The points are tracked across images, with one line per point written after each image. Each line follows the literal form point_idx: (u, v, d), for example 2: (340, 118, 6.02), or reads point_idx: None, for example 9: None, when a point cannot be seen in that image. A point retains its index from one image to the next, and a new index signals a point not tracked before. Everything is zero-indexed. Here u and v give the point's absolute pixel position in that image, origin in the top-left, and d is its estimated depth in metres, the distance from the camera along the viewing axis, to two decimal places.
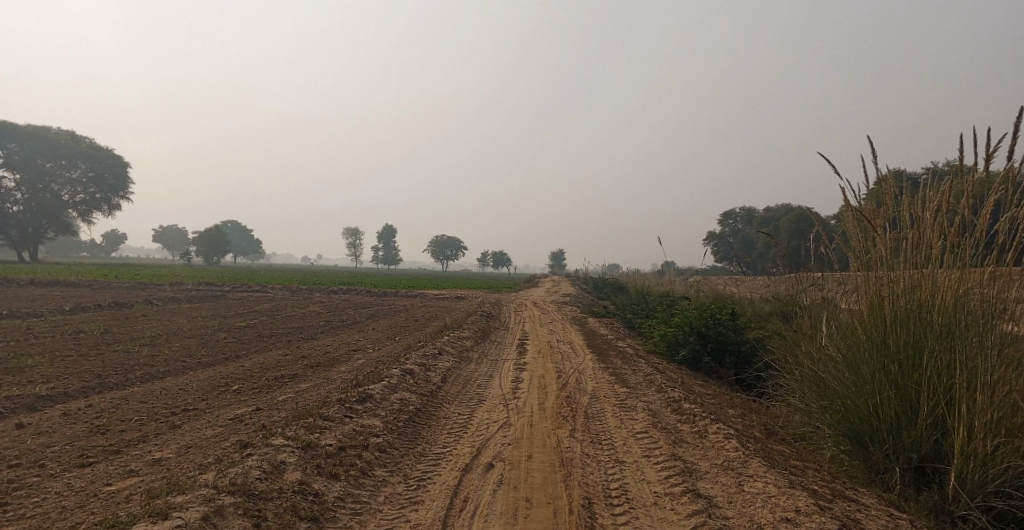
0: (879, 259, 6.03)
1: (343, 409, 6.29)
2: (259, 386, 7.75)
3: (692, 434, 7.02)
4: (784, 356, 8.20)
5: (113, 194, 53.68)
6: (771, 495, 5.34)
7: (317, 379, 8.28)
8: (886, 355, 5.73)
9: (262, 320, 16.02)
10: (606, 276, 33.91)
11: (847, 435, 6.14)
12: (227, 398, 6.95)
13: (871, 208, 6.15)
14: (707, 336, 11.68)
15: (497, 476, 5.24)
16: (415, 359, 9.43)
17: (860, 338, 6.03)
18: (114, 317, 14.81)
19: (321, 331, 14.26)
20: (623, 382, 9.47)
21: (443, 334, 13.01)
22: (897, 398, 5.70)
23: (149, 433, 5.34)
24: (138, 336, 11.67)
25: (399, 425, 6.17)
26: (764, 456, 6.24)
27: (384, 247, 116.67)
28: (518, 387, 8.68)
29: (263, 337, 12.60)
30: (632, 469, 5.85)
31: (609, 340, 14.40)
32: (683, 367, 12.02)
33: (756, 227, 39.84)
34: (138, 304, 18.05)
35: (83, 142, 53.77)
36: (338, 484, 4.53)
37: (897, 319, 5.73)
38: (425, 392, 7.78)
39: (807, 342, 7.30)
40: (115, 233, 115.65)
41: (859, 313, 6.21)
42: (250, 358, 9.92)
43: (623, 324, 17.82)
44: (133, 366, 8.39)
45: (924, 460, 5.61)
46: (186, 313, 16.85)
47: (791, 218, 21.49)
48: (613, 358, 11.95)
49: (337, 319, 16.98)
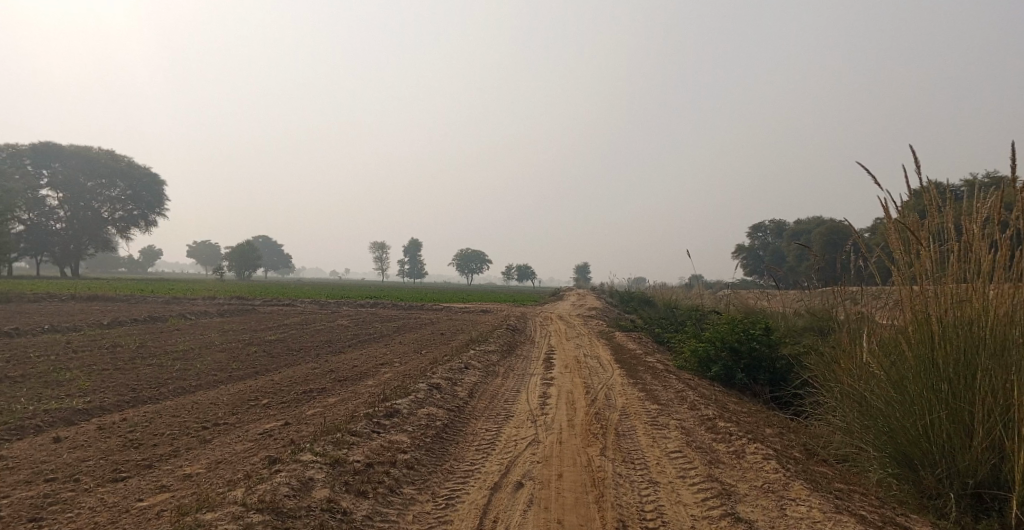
0: (923, 273, 5.80)
1: (370, 424, 6.24)
2: (288, 400, 7.76)
3: (728, 453, 6.81)
4: (822, 373, 7.94)
5: (149, 211, 55.05)
6: (816, 521, 5.13)
7: (344, 393, 8.27)
8: (935, 374, 5.48)
9: (291, 334, 16.15)
10: (634, 289, 33.58)
11: (895, 458, 5.89)
12: (256, 412, 6.96)
13: (912, 219, 5.93)
14: (739, 351, 11.41)
15: (528, 496, 5.12)
16: (442, 373, 9.37)
17: (906, 355, 5.78)
18: (148, 331, 15.06)
19: (349, 345, 14.32)
20: (654, 399, 9.28)
21: (470, 348, 12.94)
22: (948, 420, 5.44)
23: (180, 448, 5.35)
24: (170, 350, 11.83)
25: (427, 441, 6.10)
26: (805, 478, 6.01)
27: (411, 261, 117.54)
28: (546, 402, 8.56)
29: (292, 351, 12.69)
30: (667, 490, 5.68)
31: (638, 355, 14.19)
32: (715, 383, 11.75)
33: (786, 239, 39.13)
34: (171, 319, 18.37)
35: (121, 160, 55.32)
36: (366, 502, 4.46)
37: (945, 336, 5.48)
38: (453, 407, 7.70)
39: (847, 358, 7.06)
40: (151, 248, 118.54)
41: (903, 330, 5.98)
42: (279, 372, 9.97)
43: (651, 339, 17.56)
44: (166, 380, 8.48)
45: (980, 486, 5.34)
46: (217, 327, 17.07)
47: (823, 230, 21.04)
48: (643, 373, 11.74)
49: (364, 333, 17.05)
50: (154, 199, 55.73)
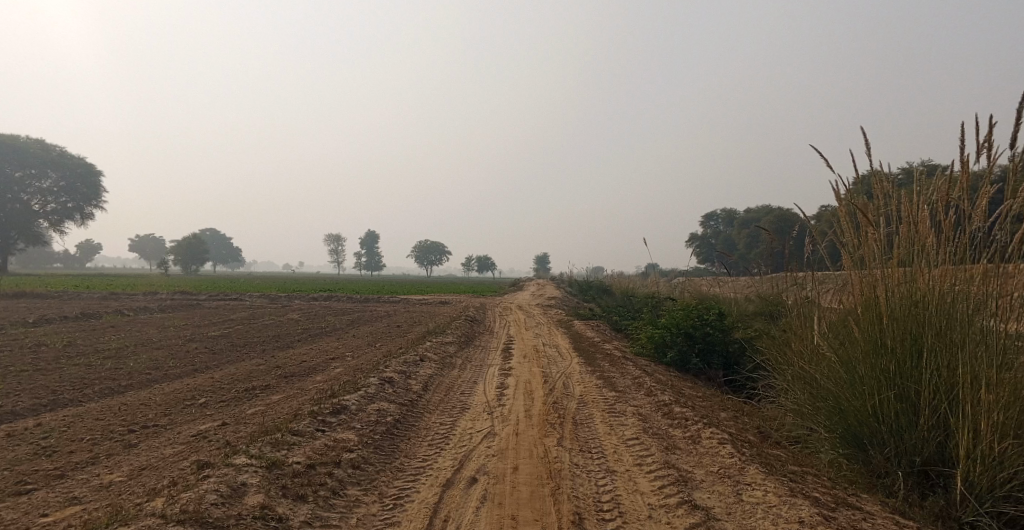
0: (874, 255, 5.78)
1: (315, 423, 5.88)
2: (227, 399, 7.31)
3: (684, 439, 6.71)
4: (775, 355, 7.93)
5: (86, 203, 52.44)
6: (773, 505, 5.04)
7: (290, 390, 7.86)
8: (883, 355, 5.47)
9: (237, 329, 15.49)
10: (591, 278, 33.70)
11: (845, 438, 5.87)
12: (191, 413, 6.51)
13: (863, 201, 5.91)
14: (694, 337, 11.42)
15: (481, 492, 4.88)
16: (394, 366, 9.03)
17: (855, 336, 5.76)
18: (82, 329, 14.22)
19: (298, 339, 13.79)
20: (611, 386, 9.16)
21: (425, 340, 12.60)
22: (898, 399, 5.43)
23: (100, 454, 4.91)
24: (104, 348, 11.14)
25: (376, 438, 5.78)
26: (761, 462, 5.94)
27: (366, 254, 115.73)
28: (503, 393, 8.33)
29: (237, 347, 12.10)
30: (624, 479, 5.52)
31: (595, 343, 14.10)
32: (671, 369, 11.73)
33: (737, 228, 39.86)
34: (107, 316, 17.41)
35: (53, 150, 52.46)
36: (305, 506, 4.14)
37: (894, 316, 5.46)
38: (404, 401, 7.39)
39: (800, 341, 7.04)
40: (90, 244, 113.46)
41: (854, 312, 5.96)
42: (220, 370, 9.44)
43: (609, 327, 17.54)
44: (94, 381, 7.91)
45: (927, 463, 5.35)
46: (159, 323, 16.25)
47: (773, 218, 21.41)
48: (600, 361, 11.63)
49: (316, 327, 16.49)
50: (92, 191, 53.13)
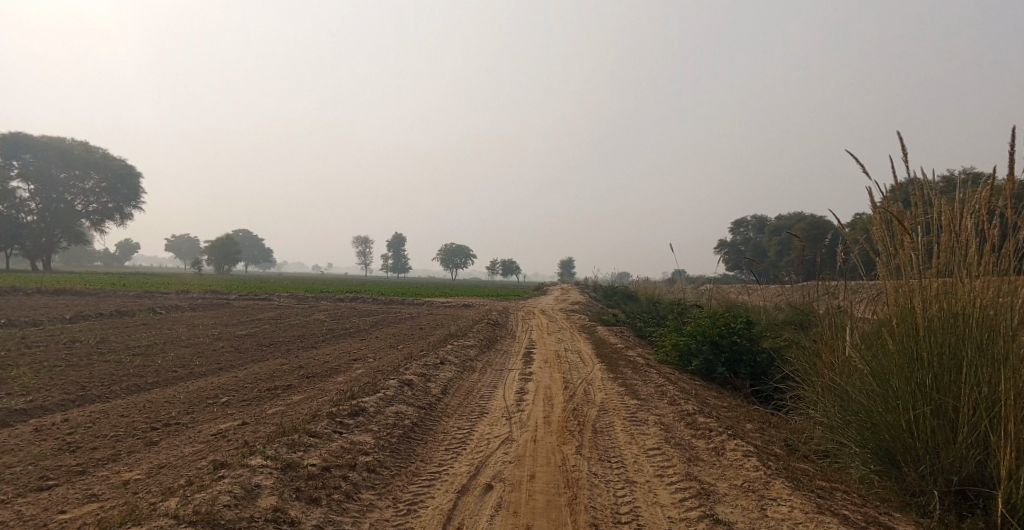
0: (909, 265, 5.57)
1: (333, 425, 5.88)
2: (249, 398, 7.38)
3: (707, 451, 6.55)
4: (803, 366, 7.72)
5: (124, 203, 53.81)
6: (798, 522, 4.88)
7: (311, 391, 7.90)
8: (918, 369, 5.26)
9: (264, 329, 15.68)
10: (617, 283, 33.41)
11: (877, 454, 5.67)
12: (213, 412, 6.58)
13: (898, 209, 5.71)
14: (720, 345, 11.20)
15: (496, 500, 4.81)
16: (415, 369, 9.02)
17: (889, 349, 5.56)
18: (114, 325, 14.54)
19: (322, 340, 13.89)
20: (633, 394, 9.03)
21: (448, 343, 12.59)
22: (933, 415, 5.22)
23: (121, 451, 4.96)
24: (133, 345, 11.36)
25: (393, 442, 5.76)
26: (787, 476, 5.77)
27: (394, 256, 116.68)
28: (523, 398, 8.27)
29: (261, 347, 12.23)
30: (644, 491, 5.41)
31: (618, 349, 13.94)
32: (696, 377, 11.52)
33: (767, 234, 39.21)
34: (138, 313, 17.78)
35: (94, 151, 53.98)
36: (318, 510, 4.13)
37: (930, 329, 5.26)
38: (424, 404, 7.36)
39: (830, 352, 6.83)
40: (126, 243, 116.47)
41: (888, 323, 5.75)
42: (244, 368, 9.54)
43: (633, 333, 17.33)
44: (121, 377, 8.06)
45: (965, 483, 5.13)
46: (188, 321, 16.54)
47: (804, 225, 20.94)
48: (624, 368, 11.47)
49: (340, 328, 16.61)
50: (129, 191, 54.52)
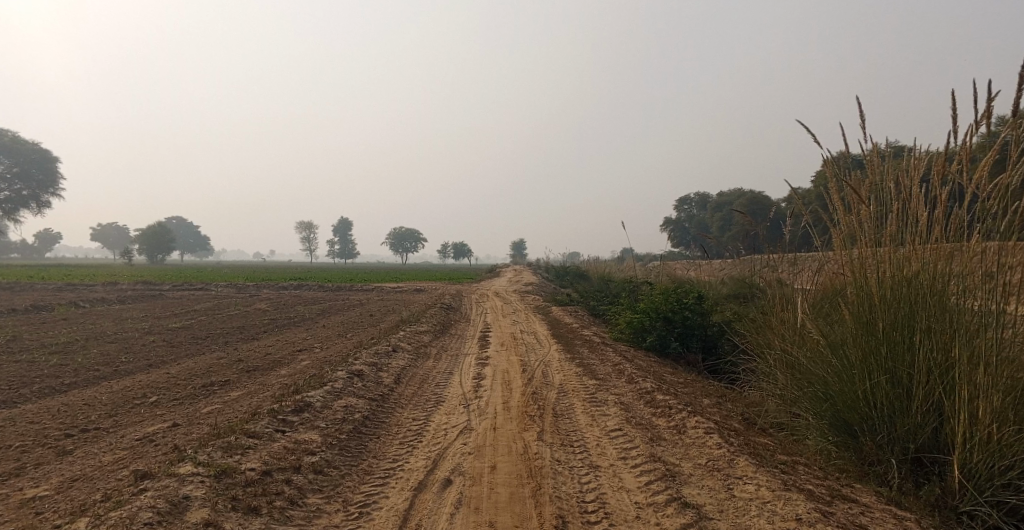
0: (864, 232, 5.40)
1: (274, 423, 5.41)
2: (181, 396, 6.80)
3: (669, 429, 6.36)
4: (756, 339, 7.60)
5: (44, 191, 50.45)
6: (766, 501, 4.74)
7: (251, 386, 7.36)
8: (875, 337, 5.14)
9: (200, 320, 14.83)
10: (568, 263, 33.30)
11: (835, 425, 5.53)
12: (140, 413, 6.02)
13: (854, 176, 5.54)
14: (673, 320, 11.11)
15: (456, 496, 4.48)
16: (365, 358, 8.57)
17: (845, 318, 5.42)
18: (34, 322, 13.52)
19: (265, 330, 13.22)
20: (590, 374, 8.83)
21: (398, 329, 12.11)
22: (889, 383, 5.09)
23: (27, 465, 4.41)
24: (53, 342, 10.52)
25: (341, 439, 5.33)
26: (750, 452, 5.64)
27: (339, 241, 114.18)
28: (480, 384, 7.94)
29: (198, 339, 11.52)
30: (608, 476, 5.18)
31: (574, 329, 13.77)
32: (651, 354, 11.42)
33: (711, 211, 39.99)
34: (60, 307, 16.61)
35: (7, 135, 50.31)
36: (257, 520, 3.72)
37: (885, 297, 5.13)
38: (375, 396, 6.93)
39: (789, 324, 6.70)
40: (50, 234, 109.97)
41: (845, 292, 5.61)
42: (177, 364, 8.90)
43: (587, 312, 17.25)
44: (36, 380, 7.36)
45: (921, 450, 4.99)
46: (117, 315, 15.50)
47: (746, 201, 21.16)
48: (579, 348, 11.26)
49: (284, 317, 15.91)
50: (49, 178, 51.18)
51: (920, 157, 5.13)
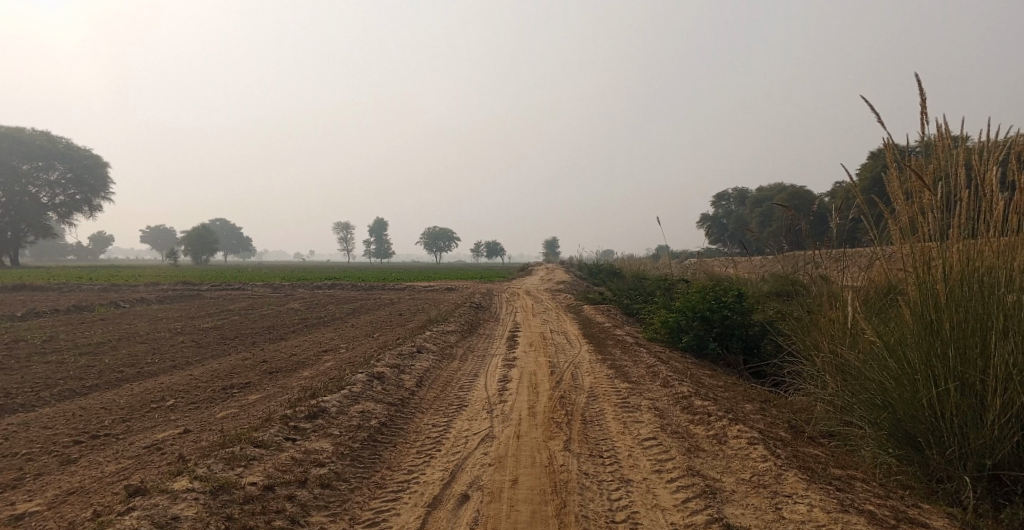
0: (926, 223, 4.79)
1: (284, 431, 5.16)
2: (198, 400, 6.63)
3: (708, 439, 5.86)
4: (802, 340, 7.02)
5: (92, 194, 51.94)
6: (821, 526, 4.26)
7: (270, 389, 7.15)
8: (942, 338, 4.54)
9: (232, 320, 14.86)
10: (602, 262, 32.68)
11: (895, 436, 4.93)
12: (154, 417, 5.85)
13: (917, 162, 4.93)
14: (711, 320, 10.52)
15: (472, 515, 4.13)
16: (388, 360, 8.29)
17: (906, 320, 4.84)
18: (71, 322, 13.74)
19: (293, 330, 13.13)
20: (623, 377, 8.37)
21: (425, 329, 11.83)
22: (958, 393, 4.49)
23: (26, 476, 4.27)
24: (84, 343, 10.58)
25: (354, 448, 5.03)
26: (800, 467, 5.11)
27: (376, 240, 115.48)
28: (505, 388, 7.58)
29: (225, 340, 11.46)
30: (640, 491, 4.76)
31: (606, 329, 13.30)
32: (687, 355, 10.87)
33: (750, 207, 38.86)
34: (98, 308, 16.91)
35: (57, 141, 51.93)
36: None
37: (953, 296, 4.54)
38: (394, 400, 6.63)
39: (841, 324, 6.12)
40: (101, 236, 114.22)
41: (906, 288, 5.00)
42: (201, 365, 8.78)
43: (620, 311, 16.73)
44: (58, 382, 7.28)
45: (999, 468, 4.40)
46: (151, 315, 15.63)
47: (784, 196, 20.31)
48: (612, 348, 10.81)
49: (315, 316, 15.85)
50: (99, 182, 52.93)
51: (992, 141, 4.52)
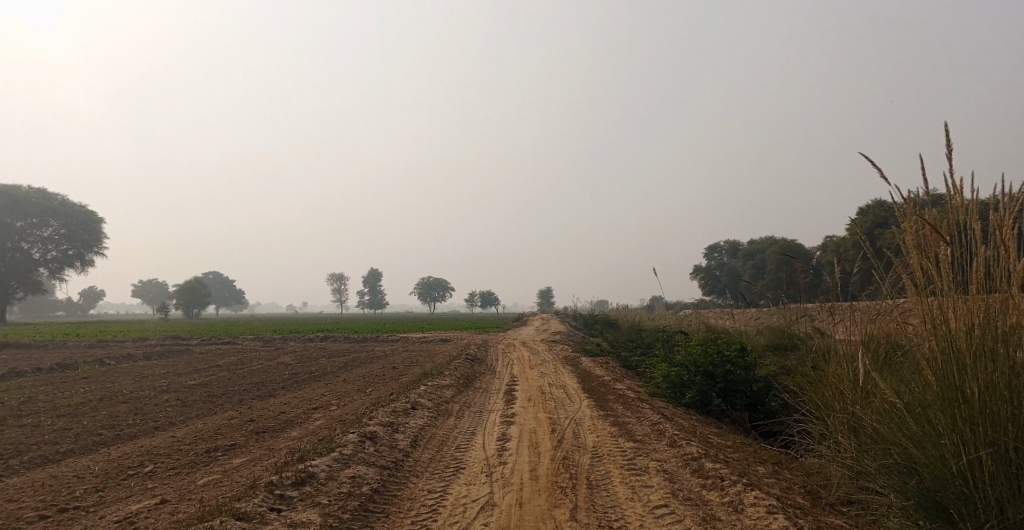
0: (943, 279, 4.53)
1: (269, 500, 4.79)
2: (180, 465, 6.24)
3: (724, 506, 5.50)
4: (809, 396, 6.73)
5: (86, 249, 51.72)
6: None
7: (257, 451, 6.76)
8: (969, 401, 4.26)
9: (220, 377, 14.42)
10: (597, 312, 32.42)
11: (924, 507, 4.58)
12: (130, 486, 5.47)
13: (932, 215, 4.71)
14: (714, 374, 10.19)
15: None
16: (381, 418, 7.92)
17: (928, 379, 4.57)
18: (53, 381, 13.27)
19: (283, 386, 12.70)
20: (627, 435, 8.01)
21: (420, 383, 11.45)
22: (992, 458, 4.20)
23: None
24: (64, 403, 10.14)
25: (344, 519, 4.66)
26: None
27: (370, 292, 114.94)
28: (504, 448, 7.20)
29: (212, 397, 11.04)
30: None
31: (605, 383, 12.93)
32: (691, 411, 10.50)
33: (743, 257, 38.94)
34: (83, 365, 16.44)
35: (53, 196, 51.96)
36: None
37: (979, 353, 4.29)
38: (388, 463, 6.26)
39: (851, 381, 5.85)
40: (92, 290, 113.45)
41: (923, 346, 4.75)
42: (185, 426, 8.37)
43: (619, 363, 16.38)
44: (31, 448, 6.88)
45: None
46: (137, 372, 15.15)
47: (779, 249, 20.19)
48: (613, 404, 10.43)
49: (306, 371, 15.42)
50: (93, 237, 52.77)
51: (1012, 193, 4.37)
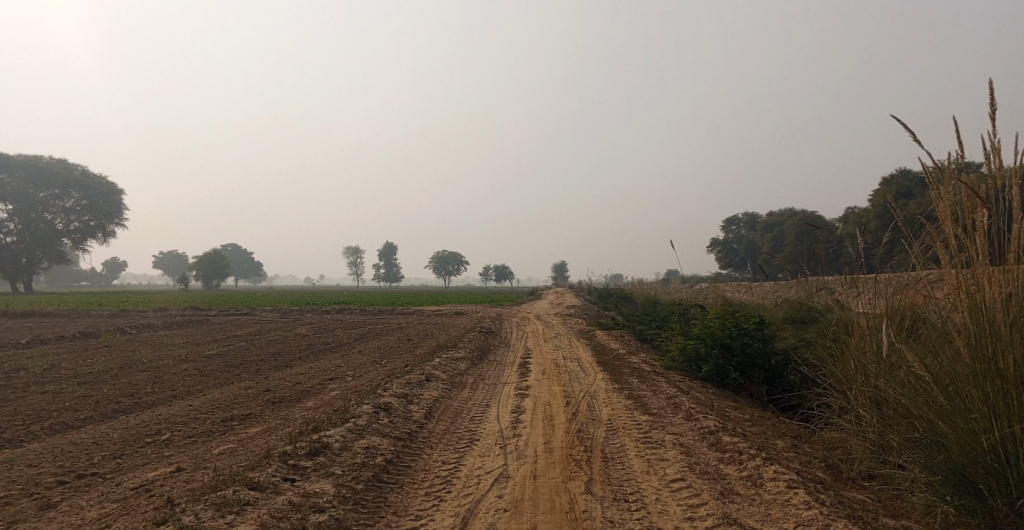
0: (978, 246, 4.30)
1: (283, 470, 4.79)
2: (196, 433, 6.27)
3: (742, 481, 5.41)
4: (830, 369, 6.58)
5: (107, 221, 52.34)
6: None
7: (272, 421, 6.78)
8: (1003, 376, 4.10)
9: (238, 347, 14.54)
10: (612, 286, 32.27)
11: (951, 483, 4.45)
12: (147, 454, 5.50)
13: (970, 179, 4.46)
14: (731, 348, 10.04)
15: None
16: (396, 389, 7.91)
17: (960, 353, 4.40)
18: (76, 349, 13.47)
19: (299, 357, 12.77)
20: (643, 408, 7.93)
21: (434, 355, 11.45)
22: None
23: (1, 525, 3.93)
24: (85, 372, 10.27)
25: (358, 490, 4.64)
26: (848, 516, 4.67)
27: (386, 265, 115.50)
28: (519, 420, 7.16)
29: (229, 367, 11.12)
30: None
31: (621, 356, 12.84)
32: (708, 385, 10.39)
33: (761, 231, 38.41)
34: (105, 334, 16.67)
35: (74, 169, 52.46)
36: None
37: (1015, 327, 4.11)
38: (402, 434, 6.24)
39: (875, 355, 5.69)
40: (114, 261, 115.23)
41: (954, 319, 4.56)
42: (202, 395, 8.43)
43: (634, 337, 16.27)
44: (51, 414, 6.96)
45: None
46: (157, 342, 15.34)
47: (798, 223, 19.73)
48: (629, 377, 10.35)
49: (322, 342, 15.50)
50: (114, 209, 53.33)
51: None
